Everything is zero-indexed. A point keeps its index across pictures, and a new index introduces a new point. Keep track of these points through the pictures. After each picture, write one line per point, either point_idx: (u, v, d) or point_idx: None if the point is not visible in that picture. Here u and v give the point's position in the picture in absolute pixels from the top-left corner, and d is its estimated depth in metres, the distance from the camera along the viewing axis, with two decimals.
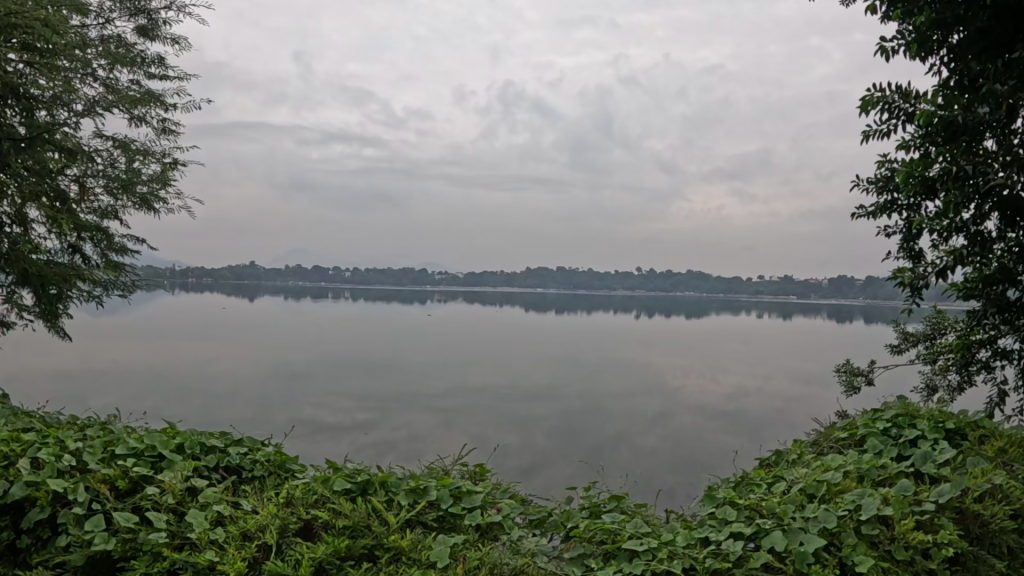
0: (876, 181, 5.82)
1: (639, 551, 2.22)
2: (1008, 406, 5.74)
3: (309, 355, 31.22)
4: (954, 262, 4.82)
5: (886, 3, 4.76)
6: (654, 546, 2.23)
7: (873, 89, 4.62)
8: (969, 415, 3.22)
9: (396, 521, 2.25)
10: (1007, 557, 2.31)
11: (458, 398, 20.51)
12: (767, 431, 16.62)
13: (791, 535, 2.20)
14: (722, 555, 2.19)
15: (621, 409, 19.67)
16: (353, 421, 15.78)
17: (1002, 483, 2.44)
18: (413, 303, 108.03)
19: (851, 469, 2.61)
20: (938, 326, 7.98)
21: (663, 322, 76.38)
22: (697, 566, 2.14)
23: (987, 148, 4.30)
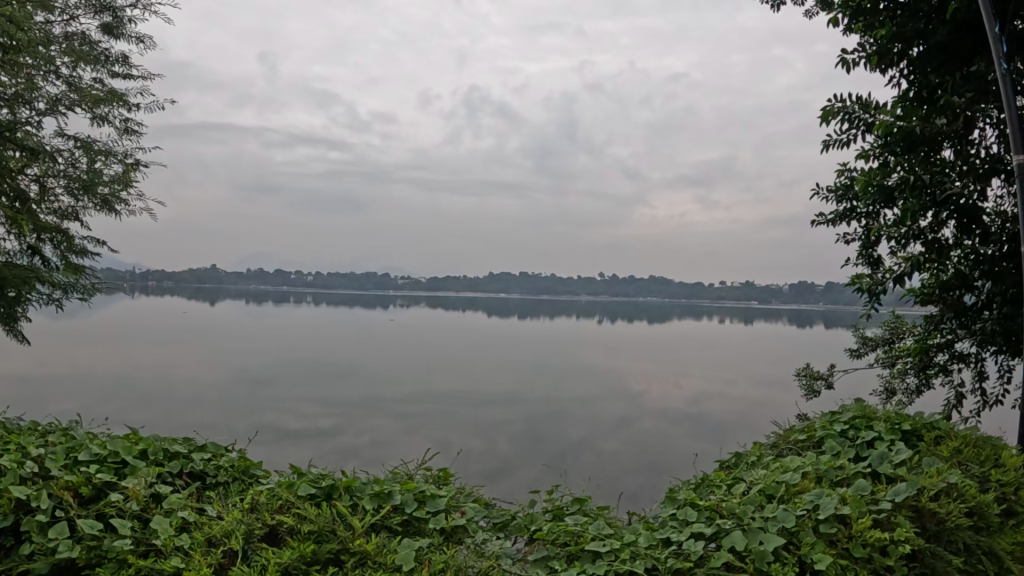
0: (835, 189, 5.95)
1: (602, 552, 2.24)
2: (964, 408, 5.87)
3: (273, 360, 30.82)
4: (910, 270, 4.97)
5: (849, 16, 4.86)
6: (616, 547, 2.25)
7: (834, 98, 4.73)
8: (925, 416, 3.29)
9: (361, 525, 2.25)
10: (964, 554, 2.39)
11: (422, 403, 20.45)
12: (723, 434, 16.91)
13: (750, 535, 2.24)
14: (684, 555, 2.23)
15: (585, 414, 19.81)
16: (317, 427, 15.55)
17: (957, 482, 2.51)
18: (379, 307, 107.55)
19: (809, 470, 2.66)
20: (896, 330, 8.15)
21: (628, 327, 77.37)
22: (658, 566, 2.16)
23: (944, 159, 4.51)
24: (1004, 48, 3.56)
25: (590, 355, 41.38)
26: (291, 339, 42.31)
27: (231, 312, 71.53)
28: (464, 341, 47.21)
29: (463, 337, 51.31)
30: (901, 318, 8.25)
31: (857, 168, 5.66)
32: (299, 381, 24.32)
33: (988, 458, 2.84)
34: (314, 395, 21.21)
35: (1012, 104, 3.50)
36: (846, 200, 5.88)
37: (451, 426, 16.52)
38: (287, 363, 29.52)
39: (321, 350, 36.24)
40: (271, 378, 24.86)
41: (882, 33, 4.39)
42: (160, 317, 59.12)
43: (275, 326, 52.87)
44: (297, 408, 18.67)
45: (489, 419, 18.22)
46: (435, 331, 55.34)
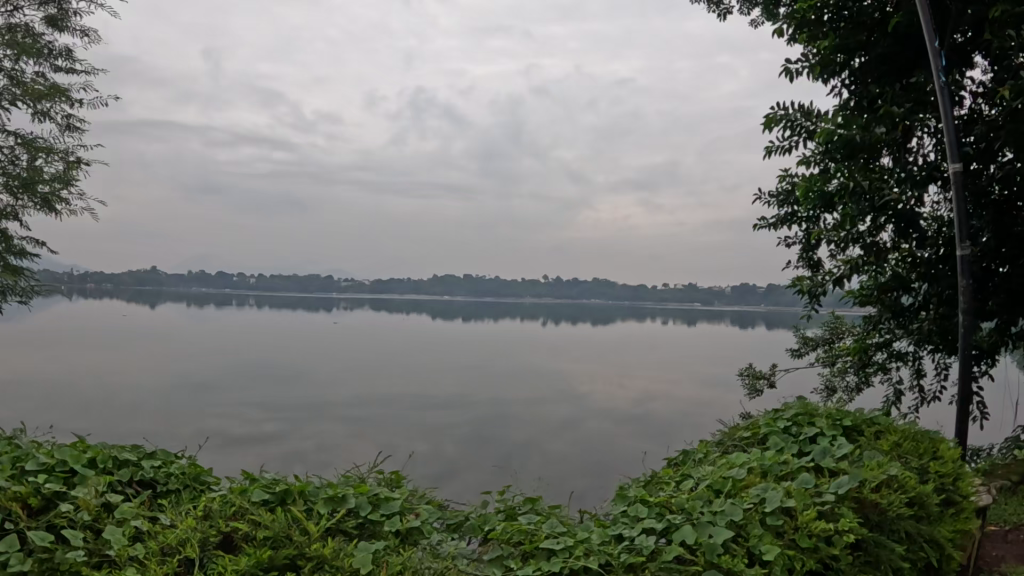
0: (777, 194, 6.13)
1: (557, 550, 2.26)
2: (902, 404, 6.09)
3: (215, 364, 30.21)
4: (850, 271, 5.15)
5: (792, 26, 5.03)
6: (570, 544, 2.27)
7: (777, 106, 4.88)
8: (863, 411, 3.41)
9: (317, 529, 2.24)
10: (905, 541, 2.51)
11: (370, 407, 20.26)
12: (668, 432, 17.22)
13: (700, 528, 2.30)
14: (636, 550, 2.27)
15: (533, 416, 19.93)
16: (263, 432, 15.27)
17: (897, 474, 2.61)
18: (325, 310, 106.37)
19: (755, 465, 2.74)
20: (836, 330, 8.42)
21: (574, 328, 78.08)
22: (612, 562, 2.20)
23: (883, 166, 4.69)
24: (942, 62, 3.73)
25: (537, 356, 41.62)
26: (233, 342, 41.53)
27: (169, 314, 69.77)
28: (410, 344, 46.95)
29: (409, 339, 51.05)
30: (840, 320, 8.53)
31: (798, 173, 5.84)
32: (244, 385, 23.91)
33: (926, 451, 2.97)
34: (259, 400, 20.84)
35: (951, 122, 3.66)
36: (787, 205, 6.06)
37: (400, 430, 16.42)
38: (231, 367, 28.91)
39: (264, 354, 35.64)
40: (214, 382, 24.31)
41: (825, 44, 4.55)
42: (92, 320, 57.19)
43: (216, 329, 51.73)
44: (242, 413, 18.31)
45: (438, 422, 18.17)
46: (380, 333, 54.94)
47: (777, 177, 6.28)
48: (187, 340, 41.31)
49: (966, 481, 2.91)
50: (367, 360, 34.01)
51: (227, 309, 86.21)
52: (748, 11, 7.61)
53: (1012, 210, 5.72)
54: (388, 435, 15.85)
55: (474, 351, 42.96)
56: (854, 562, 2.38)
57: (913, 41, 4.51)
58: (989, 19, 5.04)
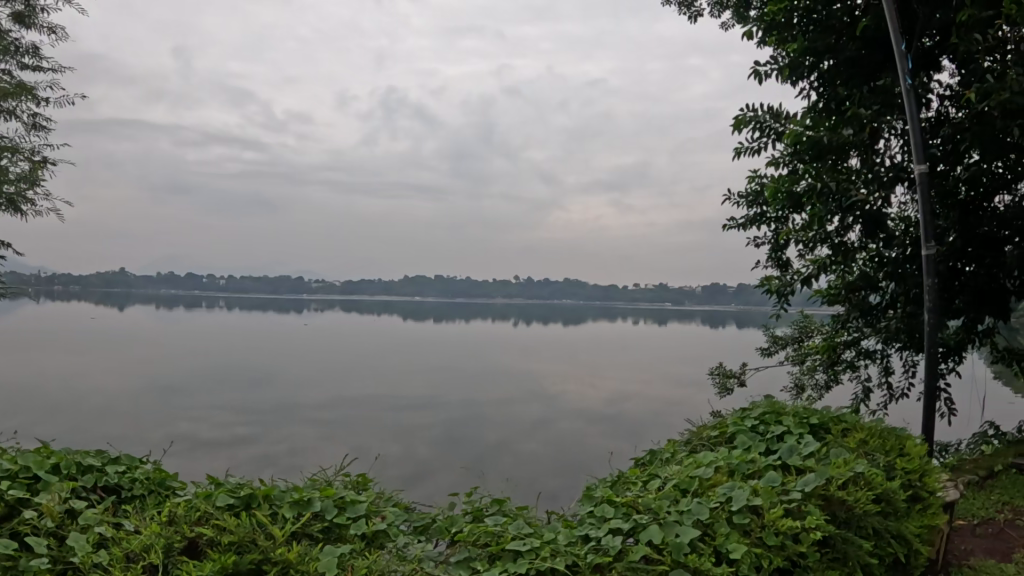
0: (746, 195, 6.18)
1: (523, 552, 2.25)
2: (870, 401, 6.17)
3: (183, 367, 29.78)
4: (818, 271, 5.21)
5: (762, 29, 5.08)
6: (536, 546, 2.26)
7: (748, 107, 4.93)
8: (831, 409, 3.45)
9: (283, 533, 2.21)
10: (871, 537, 2.55)
11: (342, 409, 20.10)
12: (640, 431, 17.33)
13: (667, 527, 2.30)
14: (603, 550, 2.26)
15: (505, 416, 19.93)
16: (233, 436, 15.08)
17: (863, 471, 2.63)
18: (295, 311, 105.51)
19: (722, 464, 2.76)
20: (805, 329, 8.51)
21: (547, 328, 78.33)
22: (579, 562, 2.18)
23: (850, 167, 4.75)
24: (908, 65, 3.78)
25: (508, 357, 41.64)
26: (203, 345, 41.06)
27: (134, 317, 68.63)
28: (382, 345, 46.78)
29: (381, 340, 50.85)
30: (809, 319, 8.64)
31: (767, 174, 5.90)
32: (214, 387, 23.63)
33: (892, 448, 3.01)
34: (229, 403, 20.57)
35: (917, 123, 3.72)
36: (757, 205, 6.11)
37: (372, 432, 16.31)
38: (200, 369, 28.51)
39: (233, 356, 35.20)
40: (183, 386, 23.93)
41: (795, 47, 4.61)
42: (54, 322, 56.02)
43: (183, 331, 50.97)
44: (212, 416, 18.06)
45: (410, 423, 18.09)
46: (351, 335, 54.59)
47: (747, 178, 6.33)
48: (156, 343, 40.81)
49: (931, 477, 2.95)
50: (339, 362, 33.81)
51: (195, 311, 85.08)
52: (718, 14, 7.69)
53: (977, 211, 5.83)
54: (359, 437, 15.72)
55: (446, 352, 42.86)
56: (821, 559, 2.40)
57: (881, 44, 4.57)
58: (957, 22, 5.13)
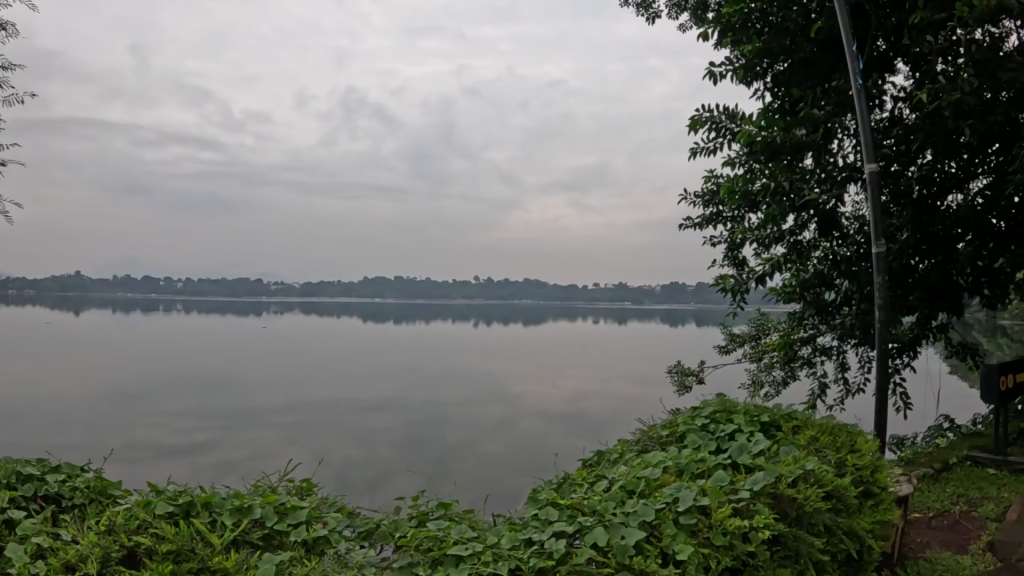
0: (703, 195, 6.24)
1: (464, 556, 2.17)
2: (826, 397, 6.26)
3: (139, 372, 29.11)
4: (772, 270, 5.28)
5: (718, 30, 5.14)
6: (478, 549, 2.19)
7: (703, 108, 4.97)
8: (783, 407, 3.48)
9: (222, 541, 2.15)
10: (823, 534, 2.58)
11: (302, 413, 19.85)
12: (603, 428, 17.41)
13: (612, 529, 2.27)
14: (546, 553, 2.20)
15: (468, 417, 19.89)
16: (193, 442, 14.80)
17: (813, 468, 2.65)
18: (255, 314, 104.25)
19: (671, 464, 2.75)
20: (763, 327, 8.61)
21: (502, 329, 78.54)
22: (523, 566, 2.12)
23: (804, 167, 4.81)
24: (859, 65, 3.83)
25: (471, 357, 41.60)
26: (161, 349, 40.26)
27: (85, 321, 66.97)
28: (343, 347, 46.33)
29: (345, 343, 50.38)
30: (766, 317, 8.73)
31: (722, 174, 5.96)
32: (171, 393, 23.15)
33: (843, 444, 3.04)
34: (188, 408, 20.16)
35: (867, 124, 3.77)
36: (713, 205, 6.18)
37: (333, 435, 16.12)
38: (156, 375, 27.91)
39: (190, 360, 34.58)
40: (139, 391, 23.39)
41: (750, 48, 4.67)
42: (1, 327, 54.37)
43: (137, 335, 49.87)
44: (169, 422, 17.69)
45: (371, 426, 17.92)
46: (312, 337, 54.00)
47: (703, 178, 6.38)
48: (109, 347, 39.86)
49: (883, 472, 2.99)
50: (300, 365, 33.37)
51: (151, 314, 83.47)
52: (676, 16, 7.75)
53: (930, 210, 5.97)
54: (319, 441, 15.53)
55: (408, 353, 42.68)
56: (773, 556, 2.42)
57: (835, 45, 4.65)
58: (909, 24, 5.22)
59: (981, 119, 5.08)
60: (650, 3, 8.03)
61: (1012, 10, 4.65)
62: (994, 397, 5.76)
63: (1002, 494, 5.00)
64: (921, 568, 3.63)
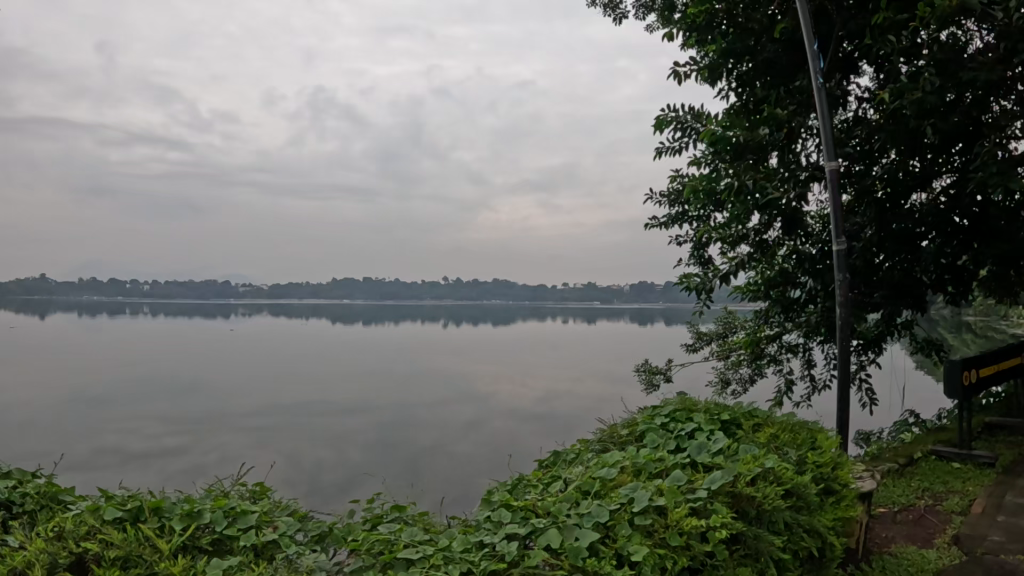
0: (668, 194, 6.28)
1: (414, 559, 2.10)
2: (792, 394, 6.33)
3: (106, 376, 28.65)
4: (737, 268, 5.33)
5: (683, 31, 5.19)
6: (429, 553, 2.11)
7: (668, 108, 5.02)
8: (742, 404, 3.50)
9: (169, 546, 2.11)
10: (783, 531, 2.60)
11: (272, 416, 19.66)
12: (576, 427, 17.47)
13: (565, 531, 2.24)
14: (498, 556, 2.14)
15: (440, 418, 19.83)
16: (161, 447, 14.60)
17: (772, 466, 2.66)
18: (224, 316, 103.20)
19: (629, 464, 2.75)
20: (730, 325, 8.70)
21: (474, 330, 78.54)
22: (474, 568, 2.06)
23: (769, 165, 4.86)
24: (819, 63, 3.86)
25: (444, 358, 41.55)
26: (128, 353, 39.60)
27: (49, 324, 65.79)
28: (316, 349, 46.02)
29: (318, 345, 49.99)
30: (733, 315, 8.80)
31: (687, 174, 6.01)
32: (139, 397, 22.81)
33: (802, 442, 3.07)
34: (156, 413, 19.88)
35: (828, 122, 3.80)
36: (678, 204, 6.22)
37: (302, 438, 15.98)
38: (123, 379, 27.48)
39: (158, 364, 34.10)
40: (106, 396, 23.00)
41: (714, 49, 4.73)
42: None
43: (103, 339, 49.02)
44: (137, 428, 17.43)
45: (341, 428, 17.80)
46: (283, 340, 53.51)
47: (668, 178, 6.43)
48: (75, 352, 39.21)
49: (843, 469, 3.02)
50: (271, 368, 33.03)
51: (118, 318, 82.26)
52: (642, 16, 7.80)
53: (894, 208, 6.06)
54: (288, 445, 15.38)
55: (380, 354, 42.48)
56: (733, 555, 2.43)
57: (798, 47, 4.72)
58: (871, 24, 5.29)
59: (942, 118, 5.17)
60: (617, 4, 8.07)
61: (972, 11, 4.74)
62: (958, 391, 5.86)
63: (967, 488, 5.09)
64: (886, 563, 3.67)
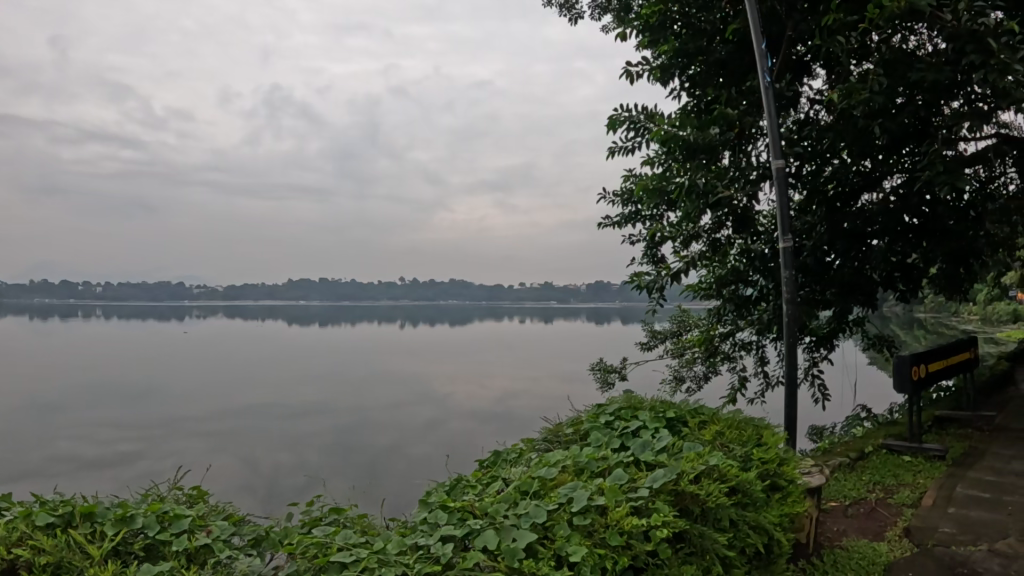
0: (621, 194, 6.35)
1: (347, 564, 2.06)
2: (745, 391, 6.44)
3: (57, 381, 27.93)
4: (688, 267, 5.40)
5: (636, 31, 5.24)
6: (362, 556, 2.09)
7: (621, 109, 5.08)
8: (686, 402, 3.55)
9: (101, 552, 2.08)
10: (729, 528, 2.65)
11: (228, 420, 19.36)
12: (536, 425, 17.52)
13: (503, 532, 2.24)
14: (434, 558, 2.14)
15: (399, 420, 19.72)
16: (116, 453, 14.30)
17: (716, 464, 2.70)
18: (182, 317, 101.39)
19: (572, 463, 2.76)
20: (683, 324, 8.82)
21: (436, 330, 78.29)
22: (409, 571, 2.05)
23: (720, 165, 4.94)
24: (767, 63, 3.92)
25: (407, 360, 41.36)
26: (80, 357, 38.58)
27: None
28: (276, 351, 45.49)
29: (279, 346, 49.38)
30: (687, 314, 8.91)
31: (640, 173, 6.08)
32: (92, 402, 22.29)
33: (746, 439, 3.12)
34: (109, 419, 19.45)
35: (775, 123, 3.87)
36: (631, 204, 6.29)
37: (258, 443, 15.77)
38: (75, 384, 26.85)
39: (111, 368, 33.37)
40: (58, 402, 22.43)
41: (667, 50, 4.83)
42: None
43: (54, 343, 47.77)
44: (90, 433, 17.03)
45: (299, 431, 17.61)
46: (242, 342, 52.75)
47: (621, 177, 6.49)
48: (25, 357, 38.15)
49: (789, 465, 3.08)
50: (229, 370, 32.51)
51: (70, 321, 80.31)
52: (598, 16, 7.85)
53: (844, 208, 6.19)
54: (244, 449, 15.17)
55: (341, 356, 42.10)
56: (678, 554, 2.48)
57: (748, 48, 4.84)
58: (822, 26, 5.39)
59: (888, 119, 5.30)
60: (573, 4, 8.11)
61: (921, 14, 4.84)
62: (907, 386, 6.00)
63: (917, 481, 5.22)
64: (838, 557, 3.74)
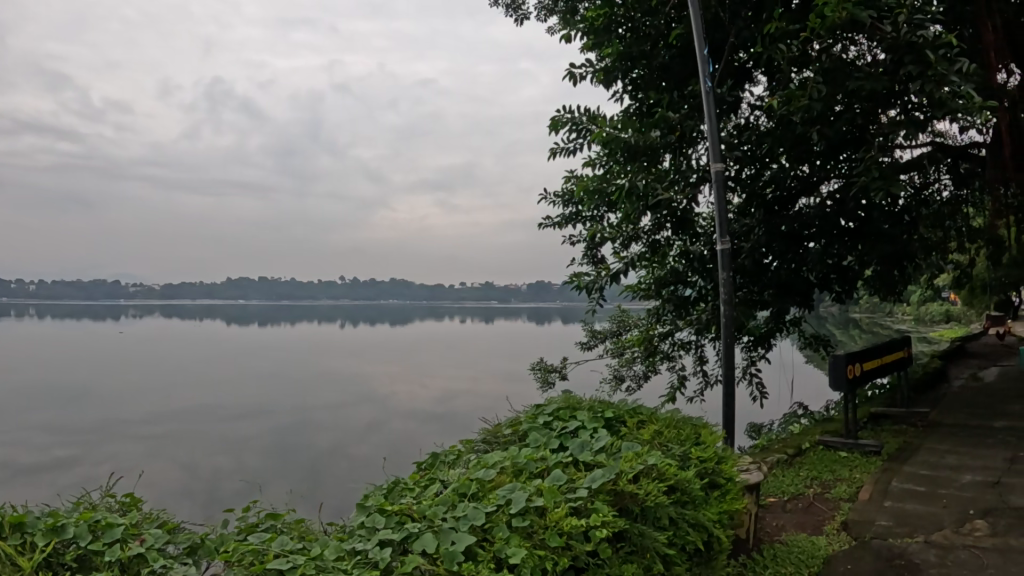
0: (563, 195, 6.41)
1: (284, 570, 2.05)
2: (684, 389, 6.58)
3: None
4: (627, 268, 5.49)
5: (581, 33, 5.32)
6: (299, 563, 2.07)
7: (564, 109, 5.14)
8: (623, 401, 3.62)
9: (30, 564, 2.03)
10: (668, 526, 2.71)
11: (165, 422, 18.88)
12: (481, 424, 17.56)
13: (442, 535, 2.26)
14: (371, 563, 2.14)
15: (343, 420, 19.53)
16: (49, 458, 13.81)
17: (654, 463, 2.77)
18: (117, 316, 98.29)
19: (510, 465, 2.79)
20: (623, 325, 8.95)
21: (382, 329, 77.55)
22: None
23: (660, 167, 5.03)
24: (709, 68, 4.00)
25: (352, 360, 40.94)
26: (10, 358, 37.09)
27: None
28: (217, 351, 44.51)
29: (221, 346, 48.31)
30: (626, 314, 9.06)
31: (581, 175, 6.15)
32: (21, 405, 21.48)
33: (684, 438, 3.20)
34: (41, 422, 18.78)
35: (715, 128, 3.95)
36: (572, 205, 6.35)
37: (198, 446, 15.43)
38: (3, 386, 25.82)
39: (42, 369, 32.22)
40: None
41: (612, 52, 4.93)
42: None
43: None
44: (20, 437, 16.42)
45: (238, 433, 17.28)
46: (181, 342, 51.45)
47: (563, 178, 6.55)
48: None
49: (726, 463, 3.18)
50: (167, 371, 31.67)
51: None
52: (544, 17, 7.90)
53: (781, 211, 6.37)
54: (183, 452, 14.83)
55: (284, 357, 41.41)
56: (618, 553, 2.53)
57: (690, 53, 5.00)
58: (764, 33, 5.54)
59: (824, 124, 5.47)
60: (520, 5, 8.14)
61: (859, 24, 5.00)
62: (842, 384, 6.20)
63: (853, 476, 5.41)
64: (777, 551, 3.86)
